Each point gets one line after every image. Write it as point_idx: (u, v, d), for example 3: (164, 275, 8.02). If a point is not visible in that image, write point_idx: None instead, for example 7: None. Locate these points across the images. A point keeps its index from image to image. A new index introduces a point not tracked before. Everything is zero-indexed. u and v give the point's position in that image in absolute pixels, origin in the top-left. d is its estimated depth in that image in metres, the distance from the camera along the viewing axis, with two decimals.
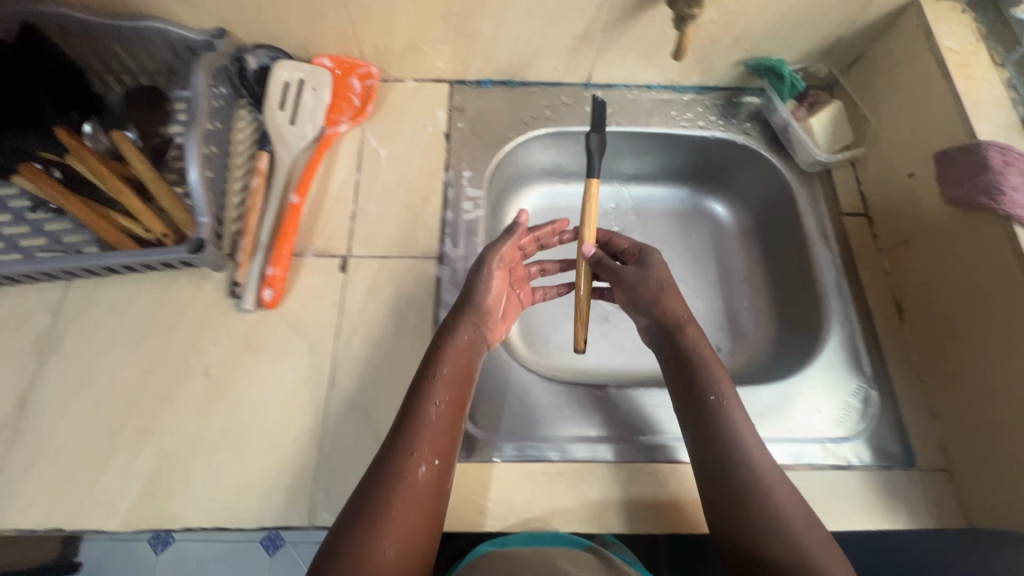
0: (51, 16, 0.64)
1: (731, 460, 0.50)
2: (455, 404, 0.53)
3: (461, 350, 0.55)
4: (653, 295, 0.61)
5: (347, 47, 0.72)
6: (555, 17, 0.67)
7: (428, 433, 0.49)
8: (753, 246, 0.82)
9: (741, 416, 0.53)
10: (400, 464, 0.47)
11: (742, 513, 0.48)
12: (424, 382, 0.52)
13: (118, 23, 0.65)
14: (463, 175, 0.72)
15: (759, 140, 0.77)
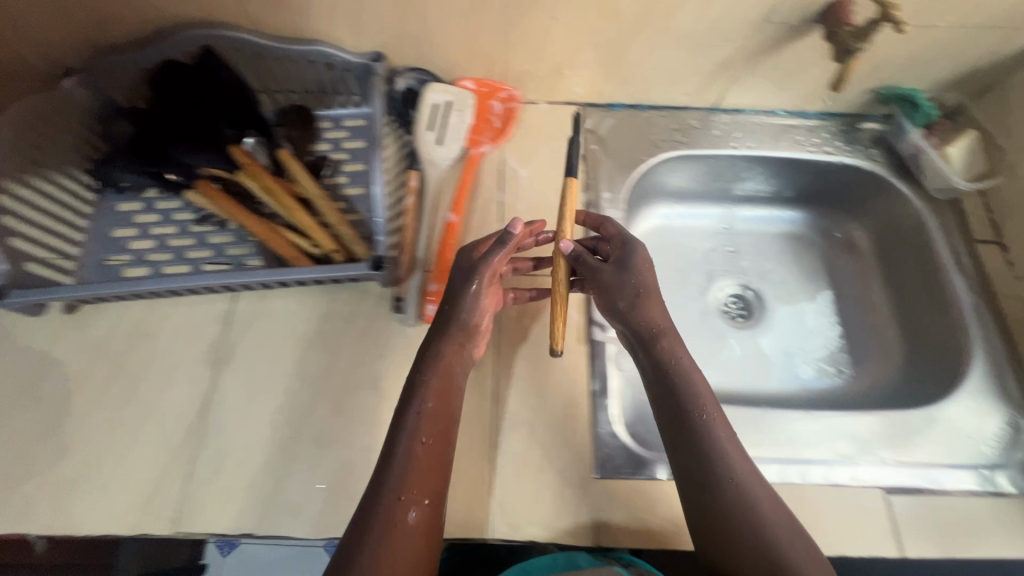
0: (228, 39, 0.67)
1: (719, 492, 0.49)
2: (442, 420, 0.52)
3: (443, 373, 0.54)
4: (632, 301, 0.57)
5: (493, 71, 0.74)
6: (702, 46, 0.70)
7: (412, 475, 0.48)
8: (872, 269, 0.83)
9: (725, 434, 0.51)
10: (388, 510, 0.46)
11: (733, 546, 0.48)
12: (401, 415, 0.52)
13: (287, 46, 0.68)
14: (603, 196, 0.75)
15: (884, 166, 0.79)
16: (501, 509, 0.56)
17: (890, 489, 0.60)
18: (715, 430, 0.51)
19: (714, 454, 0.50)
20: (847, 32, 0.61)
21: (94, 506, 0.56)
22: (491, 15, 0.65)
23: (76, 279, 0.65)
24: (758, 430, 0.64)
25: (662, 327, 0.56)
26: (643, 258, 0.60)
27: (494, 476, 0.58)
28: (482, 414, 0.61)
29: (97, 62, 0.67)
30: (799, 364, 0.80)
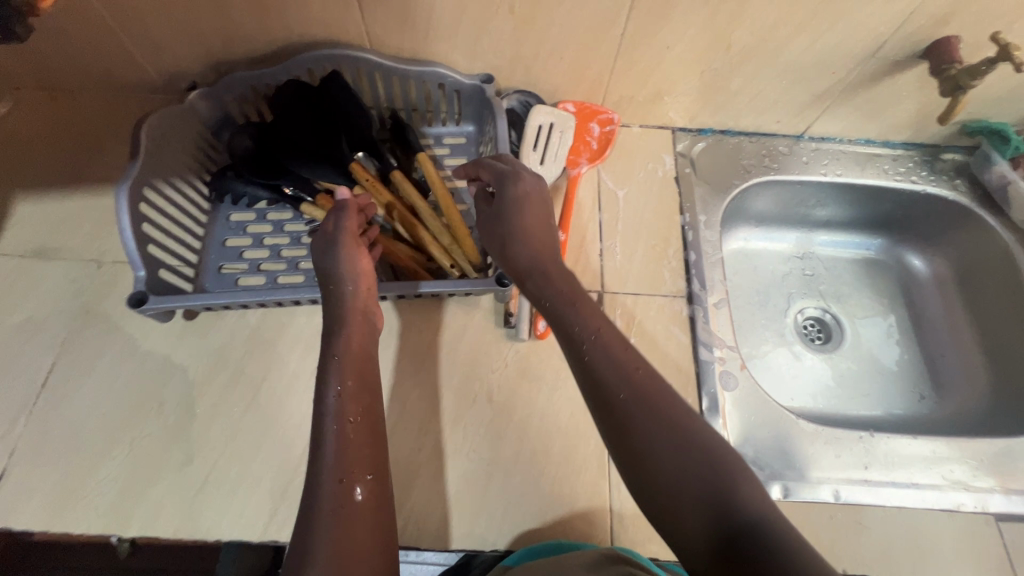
0: (352, 60, 0.70)
1: (633, 420, 0.42)
2: (371, 397, 0.50)
3: (355, 350, 0.52)
4: (507, 241, 0.56)
5: (595, 95, 0.77)
6: (804, 77, 0.72)
7: (351, 453, 0.45)
8: (954, 297, 0.84)
9: (627, 351, 0.46)
10: (327, 495, 0.42)
11: (661, 483, 0.40)
12: (328, 397, 0.48)
13: (405, 67, 0.70)
14: (699, 218, 0.76)
15: (969, 196, 0.80)
16: (622, 525, 0.58)
17: (999, 516, 0.61)
18: (612, 345, 0.47)
19: (615, 374, 0.45)
20: (961, 68, 0.63)
21: (222, 512, 0.56)
22: (607, 44, 0.68)
23: (198, 287, 0.68)
24: (872, 453, 0.64)
25: (532, 265, 0.54)
26: (520, 195, 0.57)
27: (611, 492, 0.59)
28: (595, 430, 0.63)
29: (226, 78, 0.70)
30: (884, 389, 0.81)
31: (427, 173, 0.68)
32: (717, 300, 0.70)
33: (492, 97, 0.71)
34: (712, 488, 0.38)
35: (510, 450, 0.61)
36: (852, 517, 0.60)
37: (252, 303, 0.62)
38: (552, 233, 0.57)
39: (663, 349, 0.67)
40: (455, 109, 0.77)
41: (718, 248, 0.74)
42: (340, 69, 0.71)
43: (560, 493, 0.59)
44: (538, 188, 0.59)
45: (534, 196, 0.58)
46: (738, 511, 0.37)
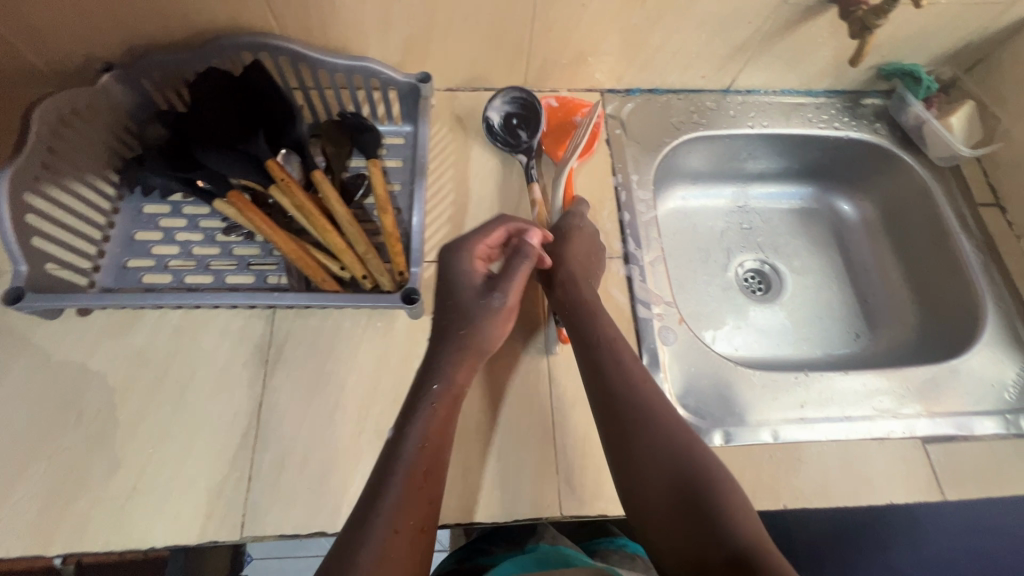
0: (275, 48, 0.66)
1: (628, 405, 0.54)
2: (441, 451, 0.51)
3: (446, 399, 0.53)
4: (548, 252, 0.66)
5: (518, 60, 0.75)
6: (721, 28, 0.72)
7: (405, 505, 0.46)
8: (882, 238, 0.87)
9: (637, 368, 0.58)
10: (377, 539, 0.43)
11: (650, 477, 0.51)
12: (403, 440, 0.50)
13: (336, 61, 0.67)
14: (631, 178, 0.76)
15: (888, 139, 0.83)
16: (568, 486, 0.58)
17: (926, 438, 0.64)
18: (621, 359, 0.58)
19: (616, 368, 0.57)
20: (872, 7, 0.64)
21: (156, 518, 0.54)
22: (521, 4, 0.66)
23: (96, 283, 0.64)
24: (806, 391, 0.66)
25: (569, 274, 0.64)
26: (570, 229, 0.67)
27: (557, 456, 0.59)
28: (538, 397, 0.62)
29: (139, 60, 0.65)
30: (822, 331, 0.83)
31: (377, 186, 0.67)
32: (652, 258, 0.71)
33: (428, 97, 0.69)
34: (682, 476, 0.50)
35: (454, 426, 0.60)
36: (793, 456, 0.61)
37: (145, 304, 0.59)
38: (592, 258, 0.67)
39: None
40: (389, 110, 0.74)
41: (651, 207, 0.75)
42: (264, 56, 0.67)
43: (507, 462, 0.59)
44: (589, 228, 0.68)
45: (584, 233, 0.68)
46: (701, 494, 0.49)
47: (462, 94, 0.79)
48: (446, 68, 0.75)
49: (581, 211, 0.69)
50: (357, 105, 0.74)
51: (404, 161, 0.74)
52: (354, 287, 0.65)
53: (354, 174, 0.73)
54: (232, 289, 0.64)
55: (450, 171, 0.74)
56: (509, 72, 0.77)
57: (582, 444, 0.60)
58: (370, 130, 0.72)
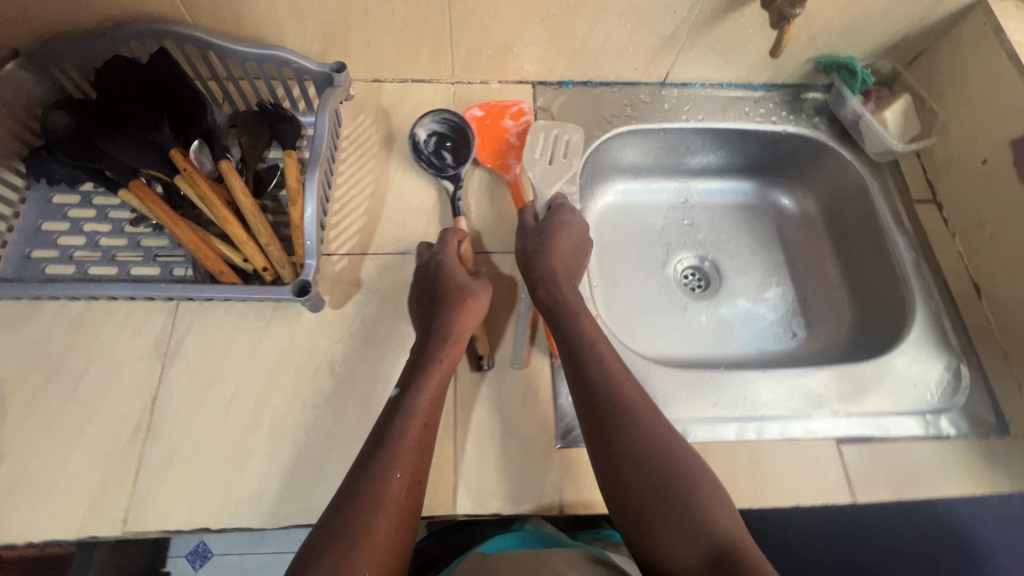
0: (182, 37, 0.65)
1: (606, 394, 0.55)
2: (438, 410, 0.55)
3: (453, 356, 0.58)
4: (535, 251, 0.64)
5: (441, 51, 0.74)
6: (645, 18, 0.70)
7: (403, 455, 0.51)
8: (822, 235, 0.86)
9: (610, 354, 0.59)
10: (378, 483, 0.48)
11: (636, 485, 0.51)
12: (411, 395, 0.55)
13: (245, 50, 0.66)
14: None
15: (828, 133, 0.81)
16: (464, 483, 0.57)
17: (840, 439, 0.62)
18: (604, 359, 0.58)
19: (591, 354, 0.58)
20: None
21: (35, 512, 0.53)
22: None
23: None
24: (722, 391, 0.65)
25: (548, 274, 0.63)
26: (563, 222, 0.67)
27: (455, 454, 0.58)
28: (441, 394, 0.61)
29: (46, 45, 0.64)
30: (757, 330, 0.82)
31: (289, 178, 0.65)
32: None
33: (341, 88, 0.67)
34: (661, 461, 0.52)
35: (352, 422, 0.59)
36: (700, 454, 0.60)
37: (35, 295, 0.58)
38: (580, 256, 0.67)
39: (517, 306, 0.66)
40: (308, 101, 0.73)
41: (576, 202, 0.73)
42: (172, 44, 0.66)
43: None
44: (578, 223, 0.68)
45: (572, 228, 0.67)
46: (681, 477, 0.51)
47: (389, 84, 0.78)
48: (369, 58, 0.74)
49: (567, 204, 0.69)
50: (275, 96, 0.73)
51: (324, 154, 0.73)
52: (258, 279, 0.64)
53: (271, 164, 0.71)
54: (136, 281, 0.63)
55: (371, 163, 0.73)
56: (434, 63, 0.76)
57: (483, 441, 0.59)
58: (288, 120, 0.70)
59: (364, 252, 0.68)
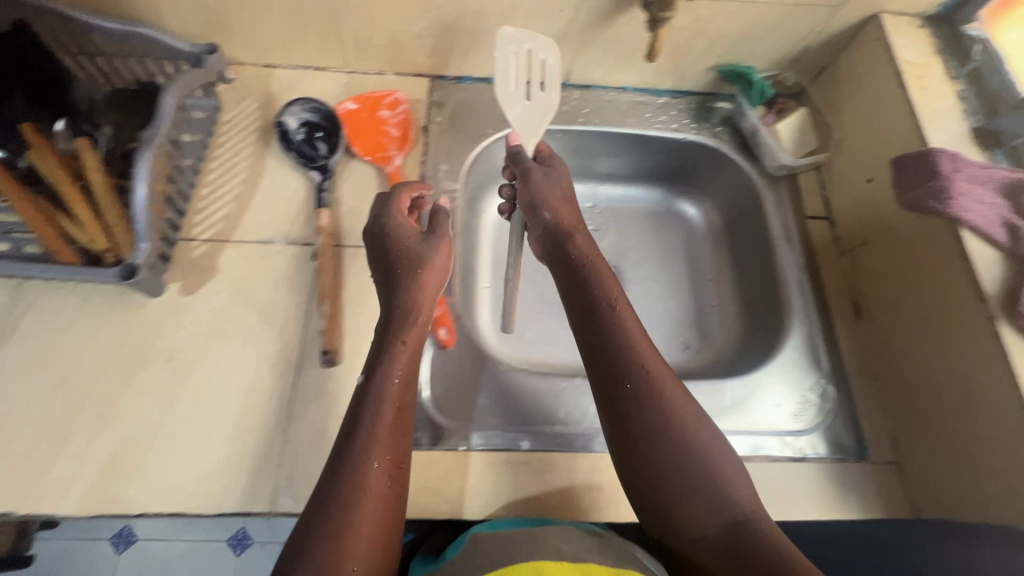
0: (40, 9, 0.63)
1: (627, 364, 0.51)
2: (409, 391, 0.50)
3: (412, 333, 0.53)
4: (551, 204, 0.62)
5: (328, 38, 0.72)
6: (532, 15, 0.69)
7: (379, 434, 0.46)
8: (720, 246, 0.84)
9: (635, 324, 0.55)
10: (353, 477, 0.43)
11: (670, 463, 0.48)
12: (377, 379, 0.49)
13: (110, 25, 0.65)
14: (441, 169, 0.73)
15: (728, 144, 0.79)
16: (288, 481, 0.55)
17: None
18: (627, 328, 0.54)
19: (616, 325, 0.54)
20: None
21: None
22: None
23: None
24: (570, 400, 0.65)
25: (576, 224, 0.62)
26: (568, 182, 0.65)
27: (285, 450, 0.57)
28: (281, 388, 0.59)
29: None
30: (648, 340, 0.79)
31: None
32: None
33: (209, 69, 0.67)
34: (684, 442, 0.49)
35: (185, 412, 0.57)
36: (541, 463, 0.58)
37: None
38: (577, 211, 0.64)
39: (375, 304, 0.64)
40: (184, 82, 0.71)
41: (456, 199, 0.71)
42: (30, 18, 0.64)
43: (229, 451, 0.56)
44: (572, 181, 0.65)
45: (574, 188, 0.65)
46: (702, 456, 0.48)
47: (281, 70, 0.77)
48: (255, 41, 0.72)
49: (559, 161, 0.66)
50: (150, 73, 0.71)
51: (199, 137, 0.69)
52: (106, 263, 0.64)
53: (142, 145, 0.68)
54: None
55: (249, 149, 0.71)
56: (324, 50, 0.74)
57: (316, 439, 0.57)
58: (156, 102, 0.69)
59: (227, 239, 0.66)
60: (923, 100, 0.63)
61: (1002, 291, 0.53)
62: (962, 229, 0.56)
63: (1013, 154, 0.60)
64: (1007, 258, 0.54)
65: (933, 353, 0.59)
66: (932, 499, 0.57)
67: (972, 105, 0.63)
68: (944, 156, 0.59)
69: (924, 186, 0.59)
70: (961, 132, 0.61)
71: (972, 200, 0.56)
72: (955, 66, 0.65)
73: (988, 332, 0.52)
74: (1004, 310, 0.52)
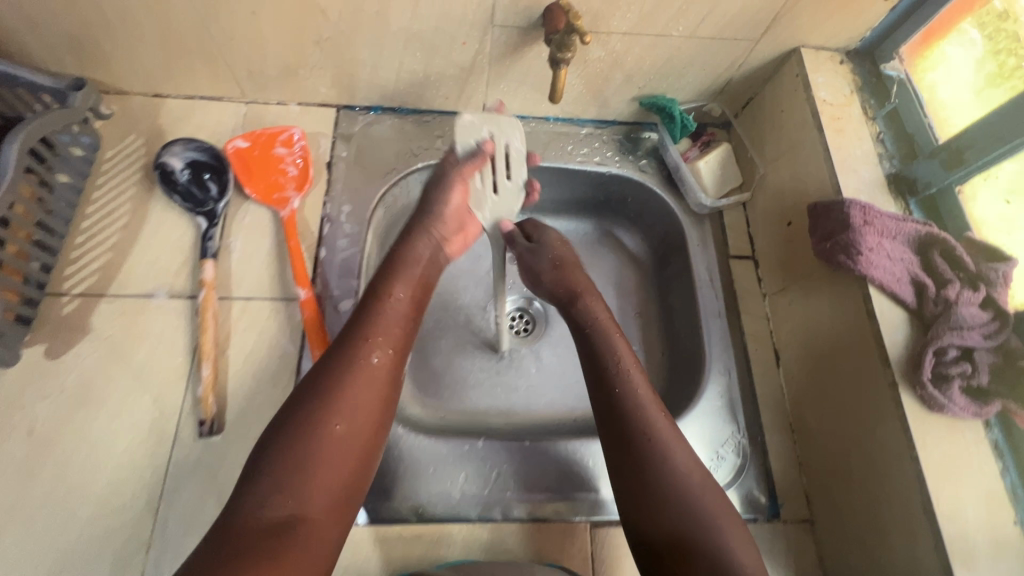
0: None
1: (627, 419, 0.50)
2: (415, 314, 0.56)
3: (417, 279, 0.58)
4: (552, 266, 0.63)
5: (217, 68, 0.66)
6: (434, 48, 0.64)
7: (383, 327, 0.52)
8: (648, 282, 0.79)
9: (642, 381, 0.53)
10: (356, 349, 0.50)
11: (672, 523, 0.46)
12: (382, 282, 0.56)
13: None
14: (342, 210, 0.68)
15: (654, 178, 0.75)
16: (154, 567, 0.51)
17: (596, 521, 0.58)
18: (635, 387, 0.52)
19: (624, 382, 0.52)
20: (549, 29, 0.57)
21: None
22: (174, 4, 0.57)
23: None
24: (468, 463, 0.60)
25: (572, 293, 0.62)
26: (561, 236, 0.67)
27: (153, 532, 0.52)
28: (152, 461, 0.55)
29: None
30: (570, 382, 0.77)
31: None
32: (342, 301, 0.63)
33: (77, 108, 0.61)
34: (685, 500, 0.46)
35: (42, 493, 0.52)
36: (433, 534, 0.56)
37: None
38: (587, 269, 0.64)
39: (262, 363, 0.59)
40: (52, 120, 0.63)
41: (357, 244, 0.66)
42: None
43: (90, 536, 0.51)
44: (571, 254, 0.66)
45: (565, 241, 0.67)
46: (700, 513, 0.46)
47: (172, 100, 0.71)
48: (136, 71, 0.66)
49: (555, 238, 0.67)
50: (14, 108, 0.60)
51: (71, 177, 0.62)
52: None
53: None
54: None
55: (131, 190, 0.65)
56: (216, 80, 0.68)
57: (187, 519, 0.53)
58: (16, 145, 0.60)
59: (101, 293, 0.61)
60: (838, 143, 0.61)
61: (906, 356, 0.51)
62: (870, 286, 0.54)
63: (926, 204, 0.58)
64: (912, 318, 0.52)
65: (842, 412, 0.57)
66: (839, 561, 0.56)
67: (888, 149, 0.61)
68: (855, 207, 0.56)
69: (836, 238, 0.56)
70: (874, 179, 0.59)
71: (881, 256, 0.54)
72: (873, 106, 0.63)
73: (891, 399, 0.50)
74: (905, 377, 0.50)
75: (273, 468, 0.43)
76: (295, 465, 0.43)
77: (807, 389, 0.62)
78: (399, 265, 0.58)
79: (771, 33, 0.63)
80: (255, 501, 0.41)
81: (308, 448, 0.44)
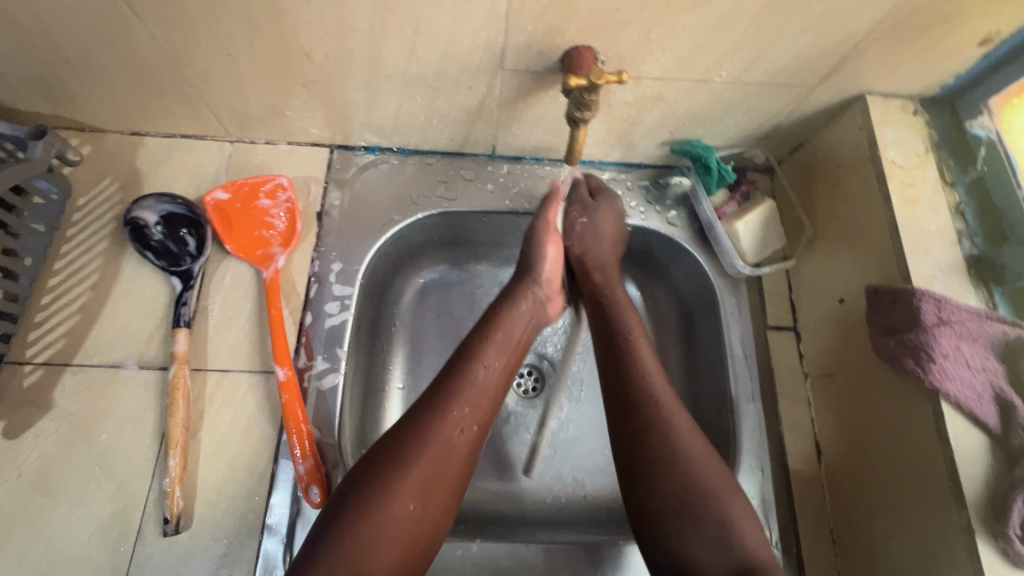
0: None
1: (647, 458, 0.48)
2: (506, 380, 0.53)
3: (510, 343, 0.54)
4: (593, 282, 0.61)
5: (195, 109, 0.59)
6: (438, 91, 0.56)
7: (471, 394, 0.49)
8: (672, 344, 0.68)
9: (655, 372, 0.53)
10: (438, 426, 0.47)
11: (671, 489, 0.47)
12: (478, 344, 0.53)
13: None
14: (332, 267, 0.61)
15: (685, 233, 0.65)
16: None
17: None
18: (647, 375, 0.52)
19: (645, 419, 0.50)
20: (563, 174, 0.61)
21: None
22: (141, 46, 0.50)
23: None
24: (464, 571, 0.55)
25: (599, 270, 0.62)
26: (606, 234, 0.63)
27: None
28: (116, 557, 0.50)
29: None
30: (584, 457, 0.68)
31: None
32: (328, 375, 0.57)
33: (40, 160, 0.54)
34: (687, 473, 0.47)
35: None
36: None
37: None
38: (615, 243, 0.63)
39: (238, 448, 0.54)
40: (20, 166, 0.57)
41: (347, 307, 0.60)
42: None
43: None
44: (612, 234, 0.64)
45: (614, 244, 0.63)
46: (703, 486, 0.46)
47: (151, 138, 0.64)
48: (106, 111, 0.59)
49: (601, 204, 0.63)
50: None
51: (47, 229, 0.57)
52: None
53: None
54: None
55: (103, 243, 0.59)
56: (196, 120, 0.61)
57: None
58: None
59: (65, 363, 0.55)
60: (908, 216, 0.52)
61: (986, 495, 0.43)
62: (942, 400, 0.45)
63: (1015, 296, 0.49)
64: (995, 444, 0.44)
65: (901, 540, 0.48)
66: None
67: (968, 224, 0.52)
68: (929, 301, 0.47)
69: (902, 335, 0.47)
70: (952, 262, 0.50)
71: (958, 364, 0.45)
72: (953, 168, 0.54)
73: (964, 547, 0.42)
74: (983, 523, 0.42)
75: (340, 542, 0.41)
76: (355, 542, 0.41)
77: (854, 500, 0.53)
78: (493, 328, 0.54)
79: (834, 78, 0.53)
80: (326, 547, 0.41)
81: (373, 527, 0.42)
